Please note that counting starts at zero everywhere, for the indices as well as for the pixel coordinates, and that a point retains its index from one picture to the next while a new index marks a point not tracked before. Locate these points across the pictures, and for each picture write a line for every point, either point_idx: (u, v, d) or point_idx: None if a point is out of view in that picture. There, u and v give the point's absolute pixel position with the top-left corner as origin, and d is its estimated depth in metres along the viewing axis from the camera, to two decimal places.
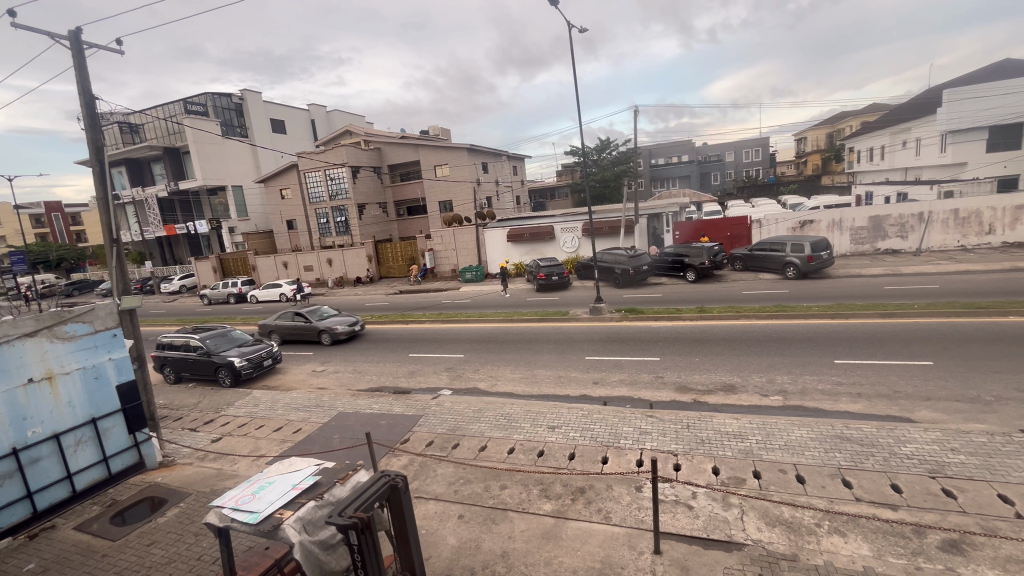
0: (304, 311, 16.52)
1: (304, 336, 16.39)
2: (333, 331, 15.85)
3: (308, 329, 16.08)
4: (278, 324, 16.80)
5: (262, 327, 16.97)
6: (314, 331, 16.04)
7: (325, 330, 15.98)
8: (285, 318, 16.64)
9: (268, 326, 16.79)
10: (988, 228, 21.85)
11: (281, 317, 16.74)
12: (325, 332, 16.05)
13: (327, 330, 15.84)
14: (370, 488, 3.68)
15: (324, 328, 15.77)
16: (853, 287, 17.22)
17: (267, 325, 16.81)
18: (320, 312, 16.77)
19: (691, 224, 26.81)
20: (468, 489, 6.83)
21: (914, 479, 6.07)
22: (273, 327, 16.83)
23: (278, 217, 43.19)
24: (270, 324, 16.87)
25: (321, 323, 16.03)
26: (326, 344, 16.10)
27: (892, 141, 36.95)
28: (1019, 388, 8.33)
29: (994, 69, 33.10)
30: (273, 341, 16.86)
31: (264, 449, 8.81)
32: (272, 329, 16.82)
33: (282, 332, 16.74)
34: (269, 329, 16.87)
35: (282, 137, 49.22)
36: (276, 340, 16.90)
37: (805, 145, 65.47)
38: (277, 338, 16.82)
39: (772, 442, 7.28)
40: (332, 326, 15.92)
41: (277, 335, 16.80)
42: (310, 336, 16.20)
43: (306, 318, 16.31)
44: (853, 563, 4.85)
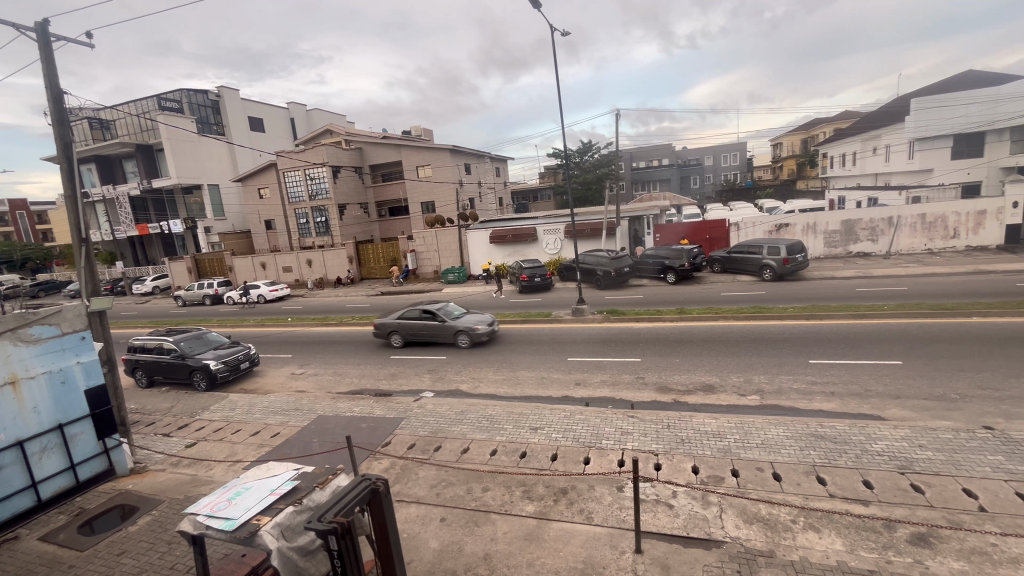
0: (435, 309, 14.44)
1: (433, 336, 14.30)
2: (472, 331, 13.76)
3: (443, 329, 13.99)
4: (401, 323, 14.67)
5: (380, 326, 14.81)
6: (449, 331, 13.96)
7: (463, 330, 13.90)
8: (410, 316, 14.52)
9: (389, 325, 14.61)
10: (952, 232, 22.71)
11: (405, 315, 14.61)
12: (462, 332, 13.97)
13: (466, 330, 13.78)
14: (350, 492, 3.62)
15: (465, 328, 13.69)
16: (826, 289, 17.69)
17: (387, 323, 14.66)
18: (451, 310, 14.71)
19: (671, 227, 27.23)
20: (450, 492, 6.78)
21: (884, 475, 6.26)
22: (394, 325, 14.64)
23: (256, 217, 42.36)
24: (389, 323, 14.73)
25: (459, 322, 13.95)
26: (462, 347, 13.99)
27: (863, 148, 38.09)
28: (981, 385, 8.69)
29: (958, 79, 34.45)
30: (395, 342, 14.68)
31: (241, 454, 8.62)
32: (394, 329, 14.63)
33: (405, 332, 14.57)
34: (390, 329, 14.70)
35: (260, 136, 48.32)
36: (397, 342, 14.72)
37: (780, 150, 67.10)
38: (399, 339, 14.65)
39: (749, 440, 7.43)
40: (471, 326, 13.85)
41: (399, 335, 14.62)
42: (443, 337, 14.06)
43: (439, 316, 14.21)
44: (827, 558, 4.98)
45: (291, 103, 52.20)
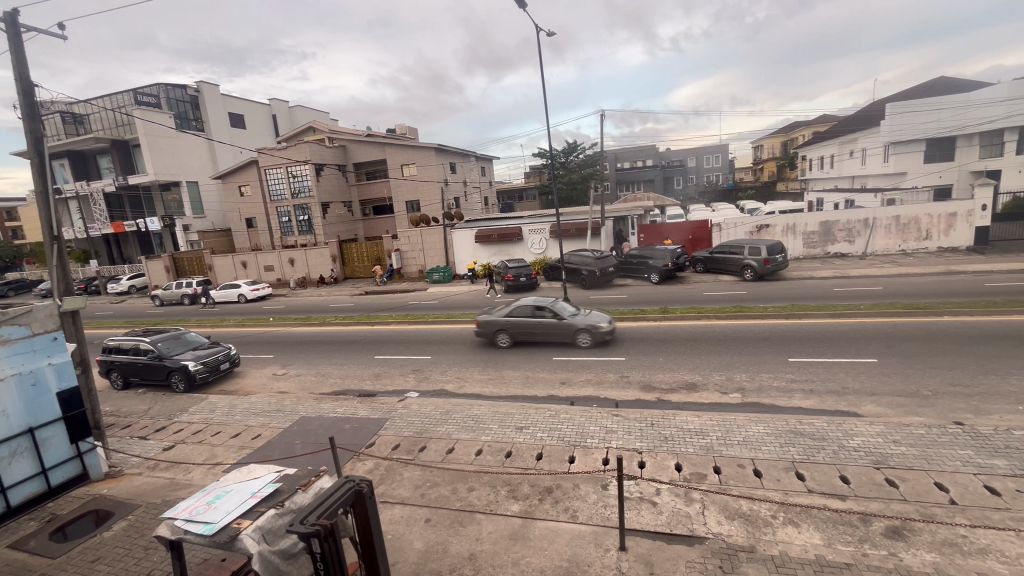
0: (549, 305, 13.26)
1: (547, 335, 13.08)
2: (596, 330, 12.62)
3: (562, 327, 12.82)
4: (508, 320, 13.40)
5: (484, 324, 13.51)
6: (568, 330, 12.80)
7: (584, 328, 12.74)
8: (520, 313, 13.30)
9: (496, 323, 13.33)
10: (925, 233, 23.37)
11: (514, 312, 13.38)
12: (582, 331, 12.81)
13: (589, 328, 12.63)
14: (334, 494, 3.57)
15: (588, 326, 12.54)
16: (804, 289, 18.05)
17: (493, 321, 13.37)
18: (563, 307, 13.56)
19: (655, 227, 27.54)
20: (434, 492, 6.75)
21: (861, 470, 6.43)
22: (502, 323, 13.36)
23: (237, 215, 41.58)
24: (495, 321, 13.46)
25: (580, 320, 12.79)
26: (582, 347, 12.82)
27: (840, 151, 38.97)
28: (951, 382, 8.98)
29: (930, 85, 35.50)
30: (502, 342, 13.40)
31: (221, 456, 8.46)
32: (501, 327, 13.34)
33: (515, 330, 13.31)
34: (497, 328, 13.41)
35: (241, 133, 47.44)
36: (504, 342, 13.42)
37: (761, 152, 68.34)
38: (507, 339, 13.35)
39: (731, 437, 7.55)
40: (594, 324, 12.70)
41: (507, 334, 13.33)
42: (561, 336, 12.89)
43: (555, 313, 13.04)
44: (806, 552, 5.08)
45: (273, 99, 51.38)
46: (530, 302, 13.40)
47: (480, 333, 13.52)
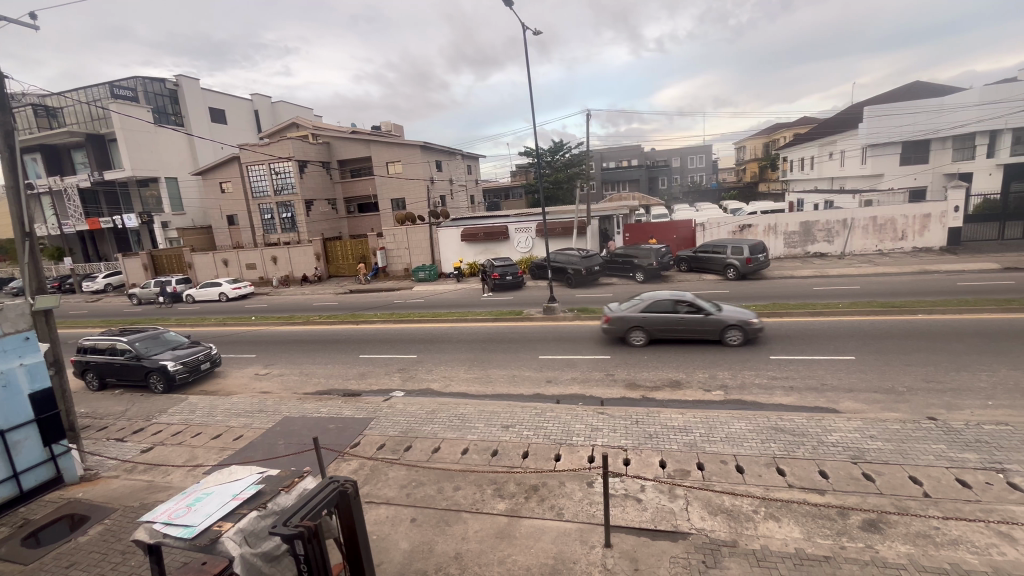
0: (689, 299, 12.15)
1: (690, 333, 11.99)
2: (748, 326, 11.55)
3: (709, 323, 11.74)
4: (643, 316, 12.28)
5: (615, 321, 12.38)
6: (716, 326, 11.72)
7: (734, 325, 11.66)
8: (658, 309, 12.18)
9: (630, 320, 12.23)
10: (901, 234, 23.97)
11: (650, 307, 12.25)
12: (731, 328, 11.75)
13: (740, 324, 11.58)
14: (318, 495, 3.53)
15: (741, 321, 11.49)
16: (785, 288, 18.35)
17: (627, 318, 12.26)
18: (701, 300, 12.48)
19: (640, 226, 27.78)
20: (420, 492, 6.72)
21: (839, 465, 6.58)
22: (637, 320, 12.26)
23: (217, 212, 40.78)
24: (627, 318, 12.35)
25: (728, 315, 11.73)
26: (731, 344, 11.78)
27: (820, 152, 39.76)
28: (925, 379, 9.24)
29: (906, 90, 36.43)
30: (637, 340, 12.30)
31: (202, 458, 8.30)
32: (636, 324, 12.26)
33: (652, 327, 12.22)
34: (630, 325, 12.29)
35: (222, 128, 46.48)
36: (639, 339, 12.32)
37: (744, 153, 69.42)
38: (642, 336, 12.27)
39: (714, 434, 7.67)
40: (745, 319, 11.65)
41: (643, 332, 12.26)
42: (707, 333, 11.81)
43: (698, 308, 11.94)
44: (786, 545, 5.19)
45: (255, 94, 50.50)
46: (666, 296, 12.26)
47: (610, 331, 12.42)
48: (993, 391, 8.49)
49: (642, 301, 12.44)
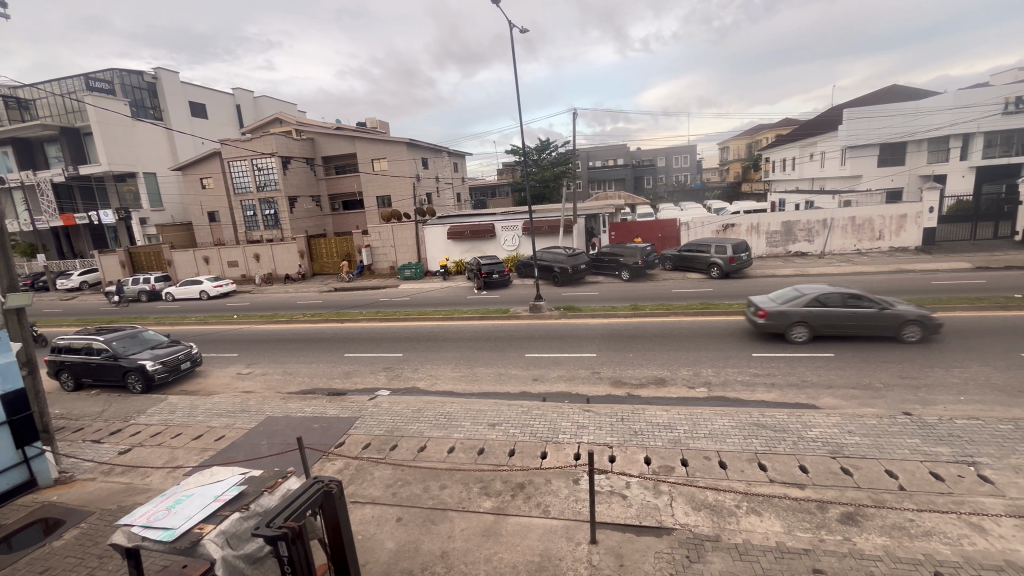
0: (859, 294, 11.37)
1: (861, 328, 11.21)
2: (929, 322, 10.78)
3: (886, 319, 10.98)
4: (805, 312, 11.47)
5: (775, 317, 11.56)
6: (894, 322, 10.93)
7: (913, 320, 10.88)
8: (826, 303, 11.34)
9: (794, 315, 11.41)
10: (879, 234, 24.55)
11: (816, 301, 11.41)
12: (908, 324, 10.96)
13: (920, 320, 10.80)
14: (302, 496, 3.49)
15: (923, 317, 10.69)
16: (767, 286, 18.67)
17: (791, 313, 11.43)
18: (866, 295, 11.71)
19: (626, 224, 27.93)
20: (406, 491, 6.70)
21: (818, 460, 6.73)
22: (800, 315, 11.45)
23: (198, 208, 39.97)
24: (791, 312, 11.54)
25: (906, 310, 10.92)
26: (908, 341, 11.02)
27: (801, 154, 40.51)
28: (901, 375, 9.49)
29: (883, 93, 37.36)
30: (799, 337, 11.54)
31: (182, 459, 8.13)
32: (800, 319, 11.45)
33: (818, 323, 11.41)
34: (793, 320, 11.50)
35: (203, 122, 45.53)
36: (802, 335, 11.54)
37: (728, 154, 70.44)
38: (806, 332, 11.51)
39: (697, 430, 7.78)
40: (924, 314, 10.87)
41: (809, 327, 11.46)
42: (883, 329, 11.02)
43: (871, 303, 11.15)
44: (768, 539, 5.30)
45: (237, 89, 49.62)
46: (834, 291, 11.45)
47: (769, 327, 11.60)
48: (965, 387, 8.77)
49: (805, 295, 11.62)
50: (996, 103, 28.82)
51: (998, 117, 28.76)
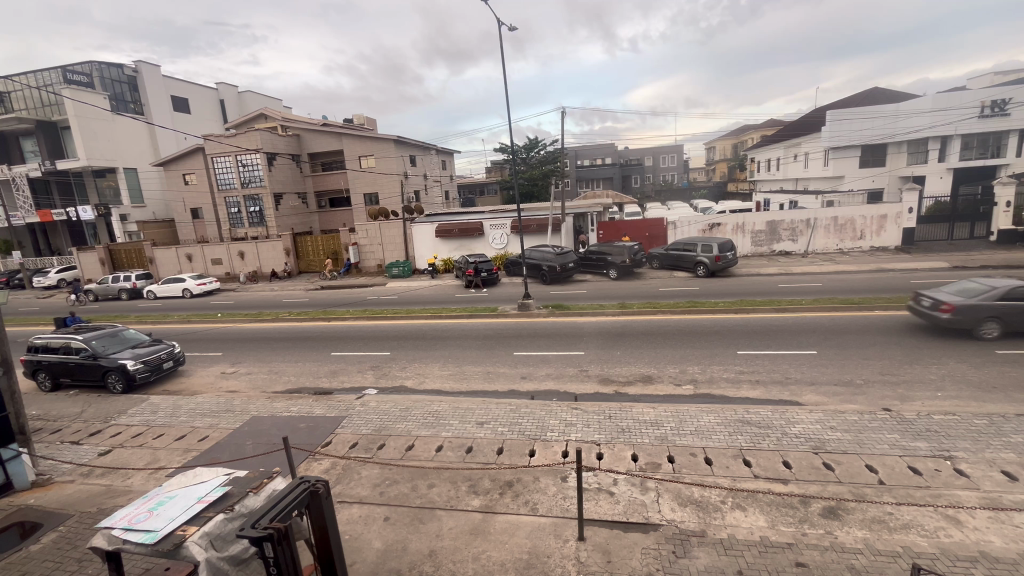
0: None
1: None
2: None
3: None
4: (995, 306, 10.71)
5: (964, 312, 10.75)
6: None
7: None
8: (1021, 296, 10.58)
9: (985, 311, 10.63)
10: (860, 234, 25.04)
11: (1009, 295, 10.65)
12: None
13: None
14: (287, 497, 3.45)
15: None
16: (752, 285, 18.93)
17: (983, 307, 10.62)
18: None
19: (614, 223, 28.06)
20: (394, 490, 6.66)
21: (801, 456, 6.85)
22: (991, 310, 10.68)
23: (180, 204, 39.24)
24: (980, 307, 10.73)
25: None
26: None
27: (786, 154, 41.13)
28: (881, 371, 9.70)
29: (865, 95, 38.05)
30: (989, 333, 10.81)
31: (164, 460, 7.99)
32: (991, 314, 10.68)
33: (1009, 318, 10.69)
34: (980, 316, 10.74)
35: (185, 117, 44.67)
36: (991, 332, 10.81)
37: (714, 154, 71.27)
38: (995, 328, 10.78)
39: (684, 428, 7.87)
40: None
41: (1001, 323, 10.71)
42: None
43: None
44: (752, 534, 5.38)
45: (220, 83, 48.81)
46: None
47: (954, 324, 10.86)
48: (942, 382, 9.01)
49: (996, 288, 10.81)
50: (973, 106, 29.58)
51: (976, 120, 29.54)
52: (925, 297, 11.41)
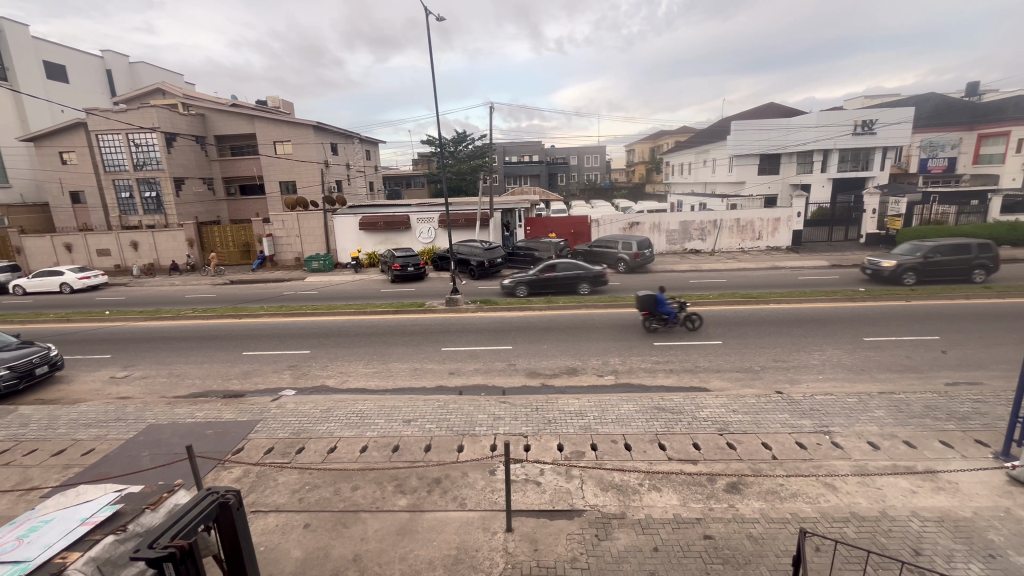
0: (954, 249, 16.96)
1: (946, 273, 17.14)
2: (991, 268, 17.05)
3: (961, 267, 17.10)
4: (916, 263, 17.12)
5: (901, 267, 17.12)
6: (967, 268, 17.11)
7: (981, 267, 17.04)
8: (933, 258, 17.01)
9: (909, 265, 17.08)
10: (758, 235, 27.65)
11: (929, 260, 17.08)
12: (977, 269, 17.12)
13: (986, 267, 16.99)
14: (192, 510, 3.12)
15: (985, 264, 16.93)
16: (666, 280, 20.21)
17: (906, 264, 17.10)
18: (951, 255, 17.02)
19: (540, 219, 28.80)
20: (315, 495, 6.35)
21: (708, 437, 7.49)
22: (910, 266, 17.12)
23: (56, 185, 34.19)
24: (907, 264, 17.16)
25: (977, 260, 17.03)
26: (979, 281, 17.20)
27: (696, 159, 44.38)
28: (775, 358, 10.83)
29: (763, 109, 42.09)
30: (910, 281, 17.11)
31: (38, 479, 6.99)
32: (912, 268, 17.10)
33: (922, 272, 17.15)
34: (904, 269, 17.10)
35: (63, 87, 39.06)
36: (913, 279, 17.13)
37: (634, 157, 75.71)
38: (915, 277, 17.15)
39: (606, 416, 8.27)
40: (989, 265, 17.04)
41: (916, 274, 17.11)
42: (960, 274, 17.16)
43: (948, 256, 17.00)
44: (666, 512, 5.80)
45: (107, 51, 43.34)
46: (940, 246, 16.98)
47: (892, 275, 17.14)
48: (823, 367, 10.25)
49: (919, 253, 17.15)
50: (848, 125, 33.76)
51: (850, 137, 33.69)
52: (903, 273, 17.13)
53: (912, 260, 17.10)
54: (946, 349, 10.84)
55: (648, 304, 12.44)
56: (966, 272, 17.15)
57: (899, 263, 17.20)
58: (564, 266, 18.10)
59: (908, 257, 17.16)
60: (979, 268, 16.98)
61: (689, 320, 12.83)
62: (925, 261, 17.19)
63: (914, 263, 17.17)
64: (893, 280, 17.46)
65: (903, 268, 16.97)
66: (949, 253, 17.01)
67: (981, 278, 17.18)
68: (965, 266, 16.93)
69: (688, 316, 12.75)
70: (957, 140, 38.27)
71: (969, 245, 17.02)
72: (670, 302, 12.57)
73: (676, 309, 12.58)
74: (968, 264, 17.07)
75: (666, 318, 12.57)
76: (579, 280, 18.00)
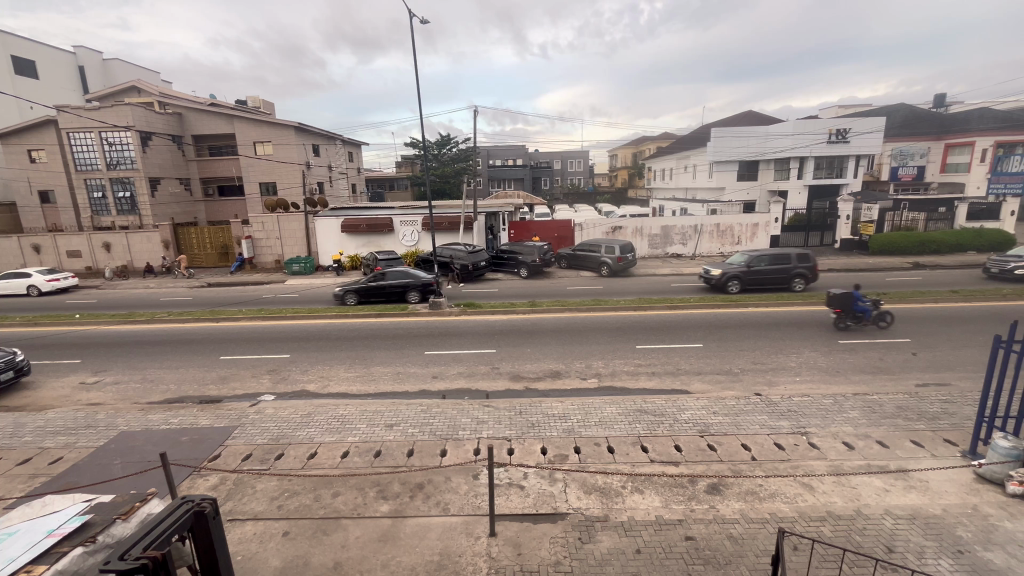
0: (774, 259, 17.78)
1: (768, 282, 17.96)
2: (809, 277, 17.83)
3: (783, 277, 17.89)
4: (740, 272, 17.91)
5: (725, 275, 17.91)
6: (787, 277, 17.91)
7: (800, 276, 17.83)
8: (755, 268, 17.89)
9: (733, 273, 17.88)
10: (737, 239, 28.17)
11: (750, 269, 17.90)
12: (796, 278, 17.93)
13: (804, 276, 17.78)
14: (166, 520, 3.03)
15: (803, 274, 17.73)
16: (648, 284, 20.46)
17: (730, 272, 17.89)
18: (771, 264, 17.83)
19: (524, 223, 28.96)
20: (294, 503, 6.23)
21: (690, 439, 7.58)
22: (734, 274, 17.93)
23: (23, 184, 33.01)
24: (731, 272, 17.97)
25: (795, 269, 17.90)
26: (797, 290, 18.00)
27: (678, 165, 45.08)
28: (754, 361, 11.04)
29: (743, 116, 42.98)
30: (733, 289, 17.97)
31: (1, 490, 6.71)
32: (735, 277, 17.90)
33: (745, 281, 17.97)
34: (729, 278, 17.93)
35: (31, 84, 37.84)
36: (736, 287, 17.97)
37: (617, 162, 76.44)
38: (738, 285, 17.98)
39: (589, 419, 8.30)
40: (806, 274, 17.84)
41: (739, 282, 17.93)
42: (781, 283, 17.99)
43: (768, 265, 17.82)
44: (649, 514, 5.84)
45: (79, 47, 42.17)
46: (762, 256, 17.83)
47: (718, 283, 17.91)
48: (800, 369, 10.48)
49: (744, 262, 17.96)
50: (823, 133, 34.70)
51: (824, 145, 34.62)
52: (727, 280, 17.95)
53: (736, 268, 17.89)
54: (917, 351, 11.19)
55: (844, 302, 12.35)
56: (786, 281, 18.01)
57: (725, 272, 17.98)
58: (394, 275, 17.92)
59: (733, 267, 18.01)
60: (798, 277, 17.79)
61: (881, 317, 12.75)
62: (749, 270, 18.04)
63: (739, 273, 18.01)
64: (720, 288, 18.23)
65: (727, 277, 17.80)
66: (769, 263, 17.87)
67: (801, 286, 17.99)
68: (784, 275, 17.79)
69: (881, 314, 12.68)
70: (926, 149, 39.31)
71: (788, 256, 17.84)
72: (865, 300, 12.52)
73: (871, 307, 12.47)
74: (788, 273, 17.95)
75: (861, 316, 12.55)
76: (406, 289, 17.72)
